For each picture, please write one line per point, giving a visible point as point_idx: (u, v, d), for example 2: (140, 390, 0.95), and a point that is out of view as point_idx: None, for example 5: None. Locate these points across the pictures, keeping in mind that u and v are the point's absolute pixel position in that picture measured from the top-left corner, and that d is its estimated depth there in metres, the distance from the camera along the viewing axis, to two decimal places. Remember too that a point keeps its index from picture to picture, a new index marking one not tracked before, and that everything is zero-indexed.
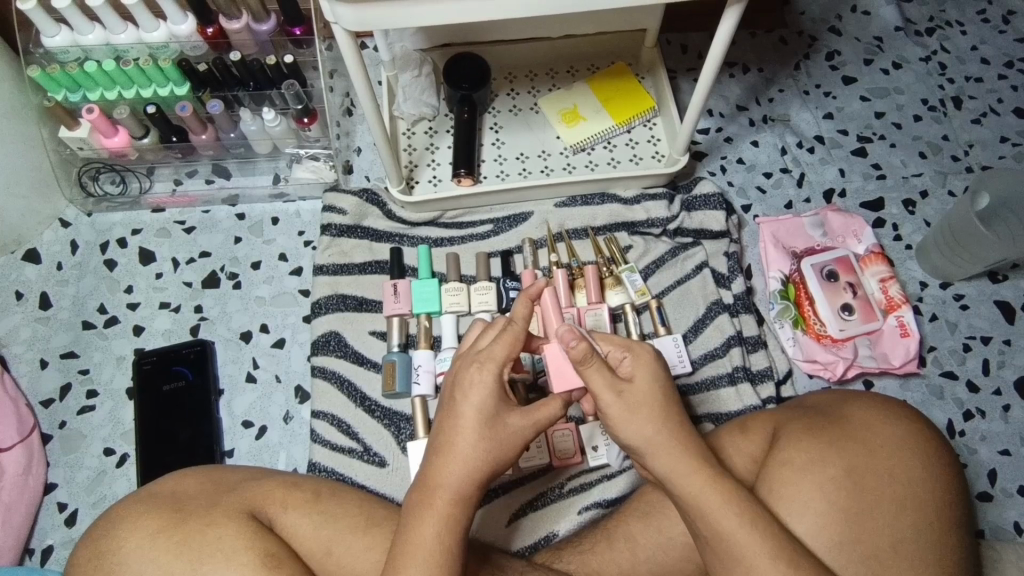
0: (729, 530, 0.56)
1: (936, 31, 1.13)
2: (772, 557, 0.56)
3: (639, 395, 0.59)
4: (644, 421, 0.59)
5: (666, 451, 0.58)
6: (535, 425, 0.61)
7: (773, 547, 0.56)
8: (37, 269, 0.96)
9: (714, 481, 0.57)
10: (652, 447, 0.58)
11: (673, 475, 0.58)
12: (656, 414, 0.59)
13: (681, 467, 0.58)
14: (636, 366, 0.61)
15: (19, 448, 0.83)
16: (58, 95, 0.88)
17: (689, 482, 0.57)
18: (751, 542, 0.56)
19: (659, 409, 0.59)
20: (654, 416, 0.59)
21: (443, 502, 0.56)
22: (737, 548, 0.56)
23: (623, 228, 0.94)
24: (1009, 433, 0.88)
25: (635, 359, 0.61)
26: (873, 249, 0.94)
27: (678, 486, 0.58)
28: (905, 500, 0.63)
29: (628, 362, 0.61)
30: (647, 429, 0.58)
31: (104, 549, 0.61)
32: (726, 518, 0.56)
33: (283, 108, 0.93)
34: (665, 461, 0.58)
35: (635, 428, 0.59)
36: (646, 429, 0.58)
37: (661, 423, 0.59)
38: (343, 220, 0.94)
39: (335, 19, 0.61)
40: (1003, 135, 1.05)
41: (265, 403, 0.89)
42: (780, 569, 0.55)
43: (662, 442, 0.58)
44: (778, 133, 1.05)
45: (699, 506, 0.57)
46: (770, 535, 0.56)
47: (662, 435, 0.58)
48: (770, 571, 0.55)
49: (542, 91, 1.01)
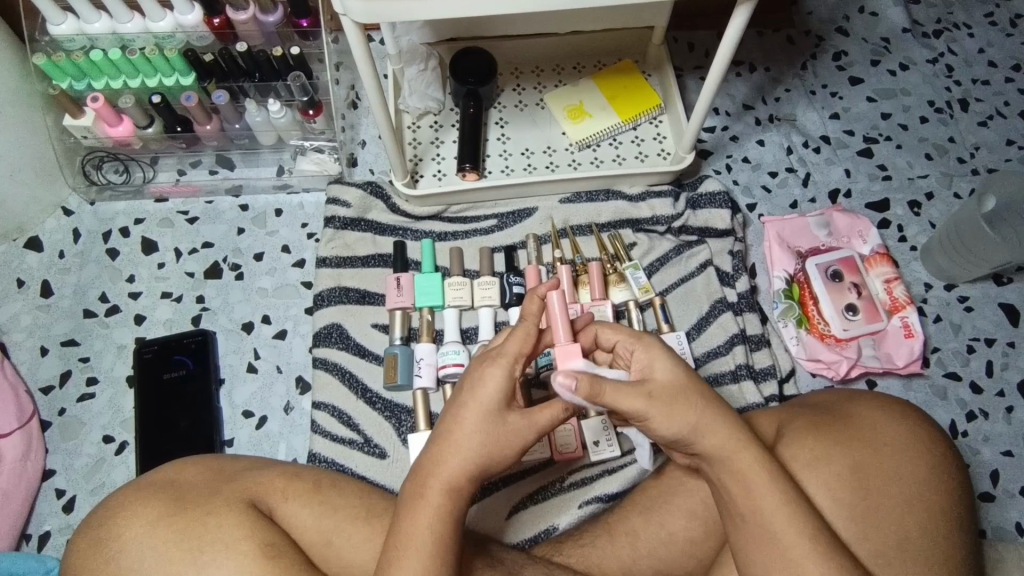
0: (769, 508, 0.56)
1: (943, 33, 1.12)
2: (810, 539, 0.55)
3: (665, 390, 0.57)
4: (685, 411, 0.57)
5: (714, 434, 0.57)
6: (535, 427, 0.59)
7: (810, 530, 0.56)
8: (39, 257, 0.96)
9: (757, 463, 0.57)
10: (697, 432, 0.57)
11: (723, 453, 0.57)
12: (693, 401, 0.57)
13: (729, 446, 0.57)
14: (650, 358, 0.59)
15: (19, 434, 0.83)
16: (62, 83, 0.87)
17: (736, 461, 0.57)
18: (790, 522, 0.56)
19: (694, 394, 0.58)
20: (692, 402, 0.57)
21: (435, 492, 0.55)
22: (771, 527, 0.56)
23: (628, 225, 0.94)
24: (1012, 435, 0.88)
25: (646, 351, 0.59)
26: (878, 250, 0.94)
27: (725, 463, 0.57)
28: (912, 499, 0.62)
29: (638, 354, 0.59)
30: (688, 418, 0.57)
31: (105, 537, 0.60)
32: (769, 497, 0.56)
33: (289, 100, 0.92)
34: (713, 441, 0.57)
35: (677, 418, 0.57)
36: (690, 416, 0.57)
37: (701, 406, 0.57)
38: (346, 212, 0.93)
39: (344, 11, 0.61)
40: (1010, 138, 1.05)
41: (266, 392, 0.89)
42: (817, 553, 0.55)
43: (706, 426, 0.57)
44: (784, 133, 1.05)
45: (744, 485, 0.57)
46: (807, 517, 0.56)
47: (705, 417, 0.57)
48: (808, 556, 0.55)
49: (549, 87, 1.01)
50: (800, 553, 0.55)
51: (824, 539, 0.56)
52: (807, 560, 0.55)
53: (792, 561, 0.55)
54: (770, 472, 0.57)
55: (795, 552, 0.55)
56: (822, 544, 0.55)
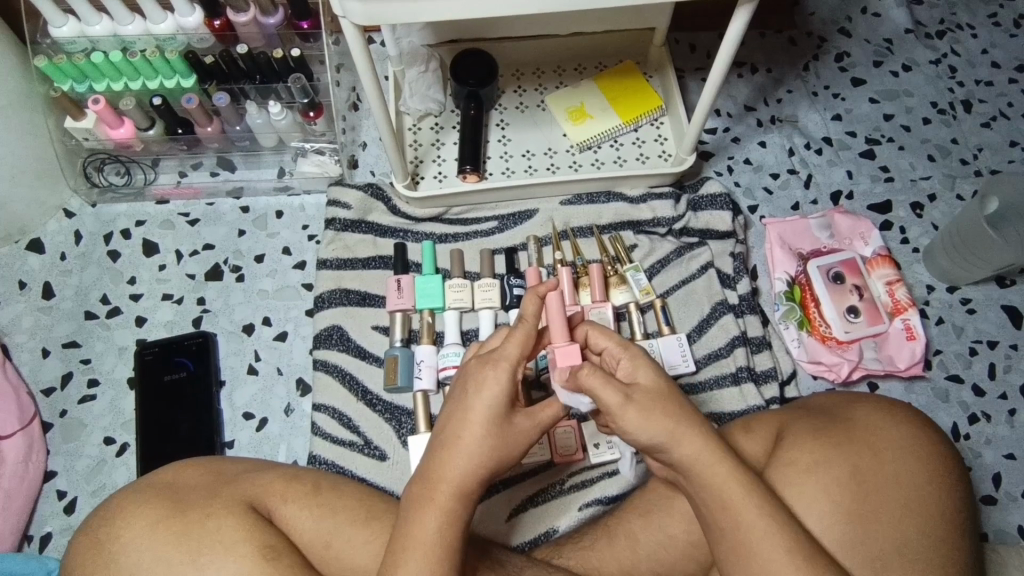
0: (748, 520, 0.56)
1: (947, 34, 1.12)
2: (789, 551, 0.55)
3: (645, 396, 0.57)
4: (661, 419, 0.56)
5: (688, 442, 0.57)
6: (539, 426, 0.60)
7: (788, 541, 0.55)
8: (40, 258, 0.96)
9: (733, 476, 0.57)
10: (674, 439, 0.57)
11: (695, 463, 0.57)
12: (671, 408, 0.57)
13: (703, 457, 0.57)
14: (633, 368, 0.59)
15: (19, 436, 0.83)
16: (64, 85, 0.88)
17: (711, 472, 0.57)
18: (767, 533, 0.55)
19: (671, 403, 0.57)
20: (669, 410, 0.57)
21: (445, 496, 0.55)
22: (748, 540, 0.56)
23: (629, 227, 0.94)
24: (1015, 438, 0.87)
25: (630, 361, 0.59)
26: (880, 252, 0.94)
27: (699, 475, 0.57)
28: (910, 505, 0.62)
29: (623, 364, 0.59)
30: (665, 424, 0.56)
31: (104, 539, 0.61)
32: (747, 510, 0.56)
33: (290, 102, 0.93)
34: (688, 450, 0.57)
35: (653, 426, 0.56)
36: (666, 423, 0.56)
37: (678, 414, 0.57)
38: (347, 214, 0.93)
39: (344, 13, 0.61)
40: (1013, 139, 1.04)
41: (267, 394, 0.89)
42: (795, 564, 0.55)
43: (681, 436, 0.57)
44: (785, 134, 1.04)
45: (718, 498, 0.57)
46: (788, 528, 0.56)
47: (681, 427, 0.57)
48: (786, 567, 0.55)
49: (549, 89, 1.01)
50: (778, 565, 0.55)
51: (803, 552, 0.55)
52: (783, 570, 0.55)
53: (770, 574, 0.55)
54: (747, 484, 0.57)
55: (773, 564, 0.55)
56: (802, 556, 0.55)
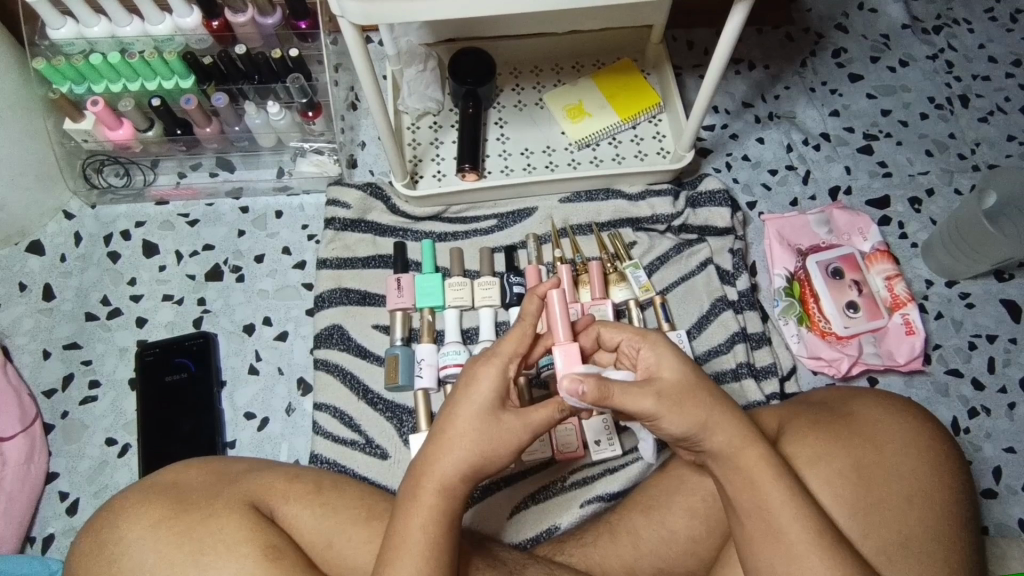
0: (775, 503, 0.56)
1: (943, 29, 1.12)
2: (816, 534, 0.55)
3: (675, 387, 0.57)
4: (694, 411, 0.57)
5: (721, 430, 0.58)
6: (531, 427, 0.58)
7: (815, 525, 0.56)
8: (41, 260, 0.96)
9: (763, 459, 0.57)
10: (707, 427, 0.57)
11: (729, 450, 0.58)
12: (701, 399, 0.57)
13: (734, 443, 0.57)
14: (657, 356, 0.59)
15: (21, 437, 0.83)
16: (63, 87, 0.88)
17: (742, 457, 0.57)
18: (795, 517, 0.56)
19: (701, 393, 0.58)
20: (701, 402, 0.57)
21: (429, 493, 0.56)
22: (774, 522, 0.56)
23: (628, 224, 0.94)
24: (1014, 432, 0.87)
25: (651, 348, 0.59)
26: (879, 248, 0.94)
27: (730, 460, 0.58)
28: (914, 497, 0.62)
29: (645, 353, 0.59)
30: (698, 415, 0.57)
31: (107, 539, 0.61)
32: (777, 493, 0.56)
33: (288, 102, 0.93)
34: (721, 438, 0.57)
35: (687, 418, 0.57)
36: (699, 415, 0.57)
37: (710, 405, 0.57)
38: (346, 213, 0.94)
39: (342, 13, 0.61)
40: (1010, 134, 1.05)
41: (268, 394, 0.89)
42: (823, 546, 0.55)
43: (715, 423, 0.57)
44: (783, 131, 1.05)
45: (748, 479, 0.57)
46: (815, 513, 0.56)
47: (713, 415, 0.57)
48: (812, 551, 0.55)
49: (548, 87, 1.01)
50: (804, 548, 0.55)
51: (829, 537, 0.55)
52: (812, 554, 0.55)
53: (795, 558, 0.55)
54: (775, 468, 0.57)
55: (802, 547, 0.55)
56: (828, 541, 0.55)
